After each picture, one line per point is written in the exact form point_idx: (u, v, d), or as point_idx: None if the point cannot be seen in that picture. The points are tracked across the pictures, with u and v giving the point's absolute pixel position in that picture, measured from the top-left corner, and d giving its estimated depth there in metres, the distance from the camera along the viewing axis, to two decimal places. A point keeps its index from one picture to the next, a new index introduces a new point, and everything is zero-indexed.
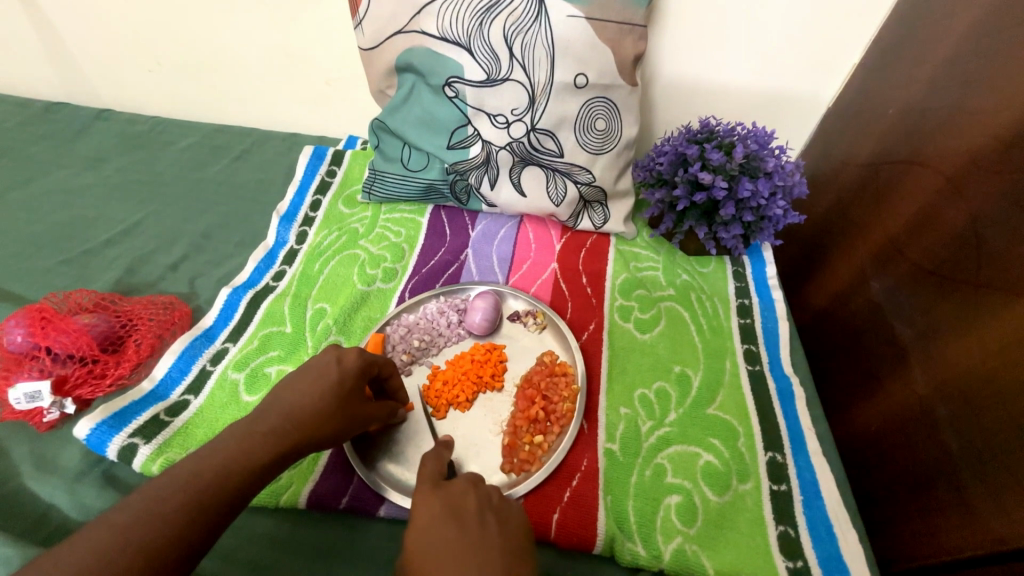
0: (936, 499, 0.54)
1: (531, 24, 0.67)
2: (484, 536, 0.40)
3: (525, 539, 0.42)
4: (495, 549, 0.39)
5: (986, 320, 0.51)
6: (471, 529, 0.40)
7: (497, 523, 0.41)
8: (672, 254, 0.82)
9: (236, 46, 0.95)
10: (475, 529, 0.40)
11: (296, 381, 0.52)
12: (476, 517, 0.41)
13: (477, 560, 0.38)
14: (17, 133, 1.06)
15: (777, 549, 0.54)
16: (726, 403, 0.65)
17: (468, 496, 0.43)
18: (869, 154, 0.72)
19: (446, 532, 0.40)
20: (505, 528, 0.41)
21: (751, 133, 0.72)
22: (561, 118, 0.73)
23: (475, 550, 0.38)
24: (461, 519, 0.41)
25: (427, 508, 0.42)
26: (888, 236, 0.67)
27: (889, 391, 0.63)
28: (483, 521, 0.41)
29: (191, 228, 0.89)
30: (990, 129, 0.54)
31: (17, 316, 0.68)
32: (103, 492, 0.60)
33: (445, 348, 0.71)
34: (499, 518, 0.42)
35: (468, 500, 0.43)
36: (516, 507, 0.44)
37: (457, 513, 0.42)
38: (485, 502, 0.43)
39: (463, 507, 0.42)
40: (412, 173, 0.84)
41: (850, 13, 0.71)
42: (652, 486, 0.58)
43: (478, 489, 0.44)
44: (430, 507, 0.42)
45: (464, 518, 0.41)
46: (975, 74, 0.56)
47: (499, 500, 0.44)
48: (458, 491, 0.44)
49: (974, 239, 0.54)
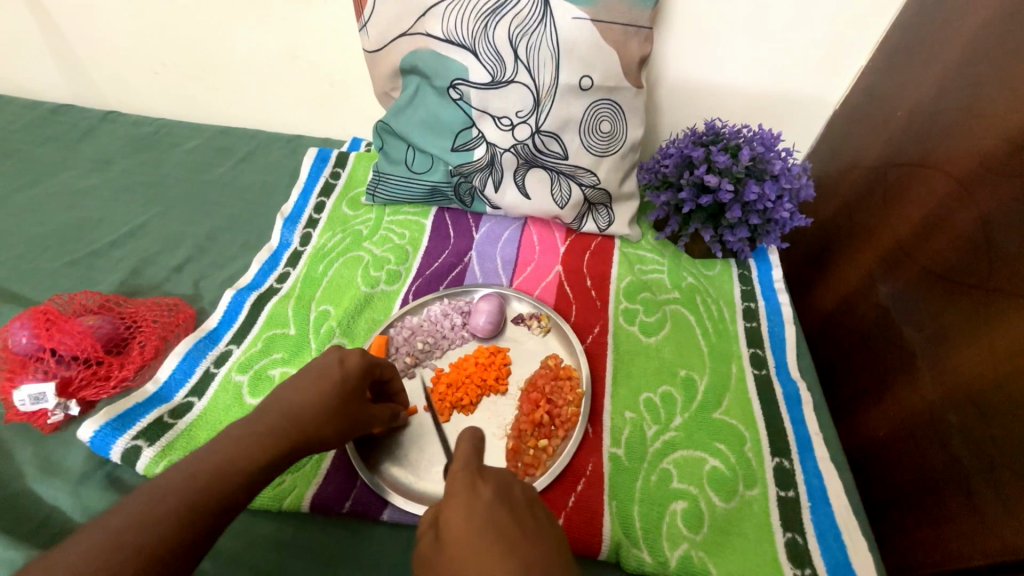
0: (947, 507, 0.53)
1: (536, 26, 0.67)
2: (537, 528, 0.37)
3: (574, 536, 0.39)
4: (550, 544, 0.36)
5: (998, 324, 0.51)
6: (524, 518, 0.37)
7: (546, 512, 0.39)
8: (677, 256, 0.81)
9: (241, 48, 0.95)
10: (527, 519, 0.37)
11: (298, 381, 0.52)
12: (526, 507, 0.38)
13: (536, 549, 0.35)
14: (24, 135, 1.06)
15: (785, 556, 0.53)
16: (732, 408, 0.64)
17: (515, 487, 0.40)
18: (877, 155, 0.71)
19: (498, 520, 0.37)
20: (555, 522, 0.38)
21: (757, 136, 0.71)
22: (566, 120, 0.72)
23: (530, 536, 0.36)
24: (511, 507, 0.38)
25: (473, 495, 0.39)
26: (897, 240, 0.66)
27: (898, 396, 0.63)
28: (534, 512, 0.38)
29: (196, 230, 0.89)
30: (1000, 132, 0.53)
31: (22, 318, 0.68)
32: (105, 495, 0.60)
33: (449, 351, 0.71)
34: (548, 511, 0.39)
35: (514, 491, 0.40)
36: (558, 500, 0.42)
37: (506, 501, 0.38)
38: (531, 492, 0.40)
39: (511, 496, 0.39)
40: (416, 175, 0.84)
41: (856, 14, 0.70)
42: (657, 491, 0.57)
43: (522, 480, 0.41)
44: (477, 494, 0.39)
45: (515, 507, 0.38)
46: (986, 75, 0.56)
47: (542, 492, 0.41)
48: (503, 481, 0.40)
49: (985, 243, 0.53)
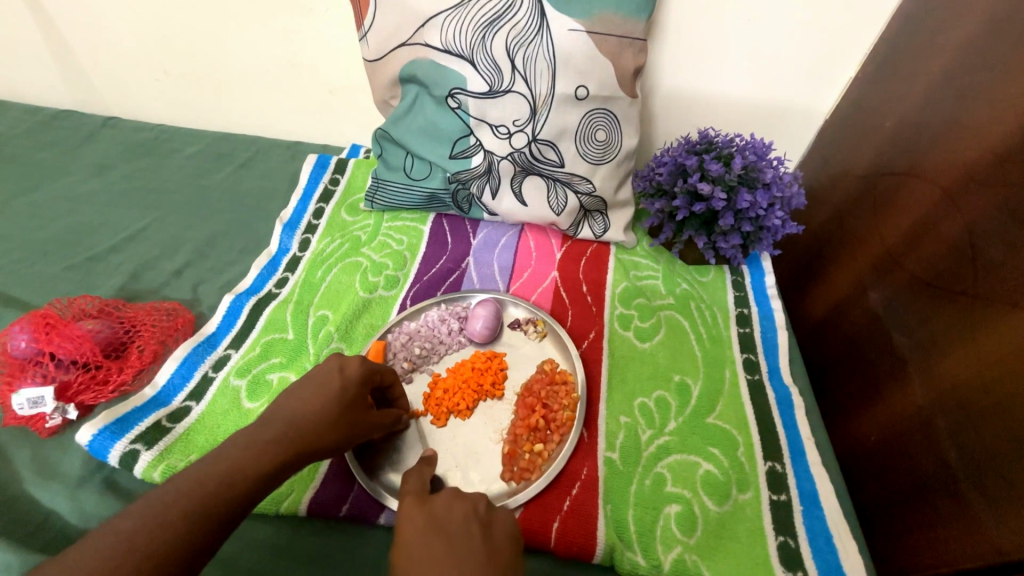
0: (937, 511, 0.54)
1: (533, 37, 0.68)
2: (471, 547, 0.39)
3: (512, 551, 0.41)
4: (482, 558, 0.38)
5: (983, 330, 0.52)
6: (458, 540, 0.39)
7: (481, 530, 0.41)
8: (671, 263, 0.82)
9: (242, 56, 0.97)
10: (462, 540, 0.40)
11: (299, 389, 0.52)
12: (462, 528, 0.41)
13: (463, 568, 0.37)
14: (24, 140, 1.07)
15: (777, 558, 0.54)
16: (725, 413, 0.65)
17: (453, 507, 0.42)
18: (866, 164, 0.73)
19: (432, 540, 0.39)
20: (489, 538, 0.40)
21: (750, 145, 0.73)
22: (562, 129, 0.74)
23: (459, 557, 0.38)
24: (447, 527, 0.41)
25: (411, 519, 0.41)
26: (886, 248, 0.68)
27: (889, 401, 0.64)
28: (470, 532, 0.40)
29: (195, 235, 0.90)
30: (984, 142, 0.54)
31: (21, 322, 0.68)
32: (104, 498, 0.60)
33: (446, 355, 0.72)
34: (485, 529, 0.41)
35: (454, 509, 0.42)
36: (502, 515, 0.43)
37: (443, 523, 0.41)
38: (470, 511, 0.42)
39: (448, 518, 0.41)
40: (415, 182, 0.85)
41: (846, 28, 0.72)
42: (651, 495, 0.58)
43: (463, 498, 0.43)
44: (416, 518, 0.41)
45: (450, 530, 0.40)
46: (970, 87, 0.57)
47: (484, 508, 0.43)
48: (444, 501, 0.43)
49: (970, 251, 0.54)
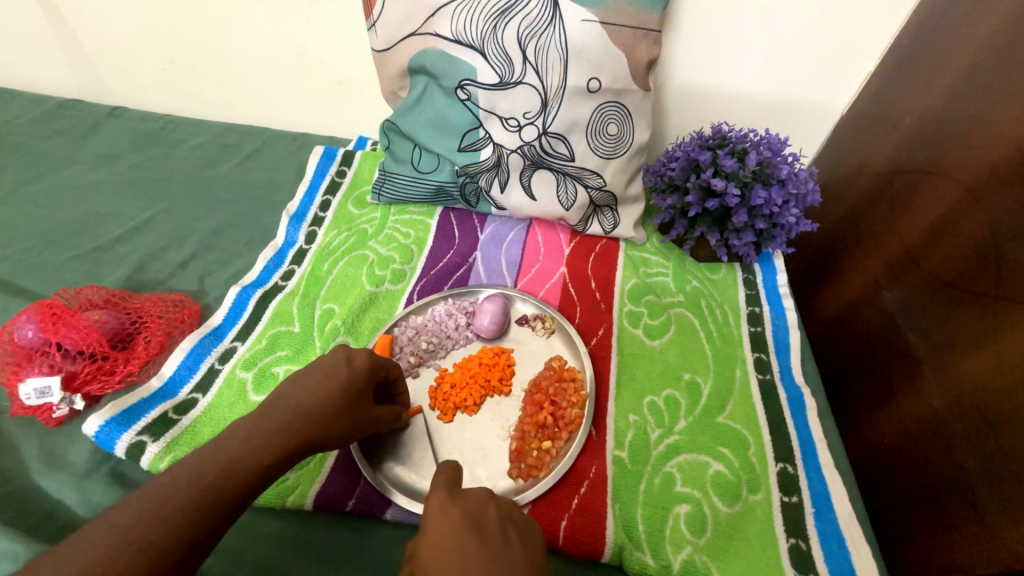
0: (952, 515, 0.53)
1: (545, 27, 0.67)
2: (507, 551, 0.38)
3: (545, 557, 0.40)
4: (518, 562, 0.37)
5: (1002, 333, 0.51)
6: (492, 542, 0.38)
7: (517, 536, 0.40)
8: (682, 260, 0.81)
9: (249, 46, 0.96)
10: (497, 542, 0.38)
11: (304, 378, 0.52)
12: (497, 531, 0.39)
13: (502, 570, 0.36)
14: (31, 129, 1.07)
15: (788, 561, 0.53)
16: (735, 412, 0.64)
17: (487, 507, 0.41)
18: (884, 161, 0.71)
19: (466, 542, 0.38)
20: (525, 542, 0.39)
21: (764, 141, 0.71)
22: (573, 122, 0.72)
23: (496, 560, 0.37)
24: (480, 528, 0.39)
25: (443, 514, 0.40)
26: (903, 247, 0.66)
27: (903, 404, 0.63)
28: (504, 535, 0.39)
29: (201, 227, 0.89)
30: (1010, 139, 0.53)
31: (28, 312, 0.68)
32: (110, 489, 0.60)
33: (453, 351, 0.71)
34: (519, 534, 0.40)
35: (487, 510, 0.41)
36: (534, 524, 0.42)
37: (477, 522, 0.39)
38: (504, 514, 0.41)
39: (481, 517, 0.40)
40: (422, 175, 0.84)
41: (865, 21, 0.71)
42: (661, 494, 0.57)
43: (496, 500, 0.42)
44: (447, 513, 0.40)
45: (483, 530, 0.39)
46: (996, 83, 0.56)
47: (518, 514, 0.42)
48: (476, 501, 0.41)
49: (993, 252, 0.53)
